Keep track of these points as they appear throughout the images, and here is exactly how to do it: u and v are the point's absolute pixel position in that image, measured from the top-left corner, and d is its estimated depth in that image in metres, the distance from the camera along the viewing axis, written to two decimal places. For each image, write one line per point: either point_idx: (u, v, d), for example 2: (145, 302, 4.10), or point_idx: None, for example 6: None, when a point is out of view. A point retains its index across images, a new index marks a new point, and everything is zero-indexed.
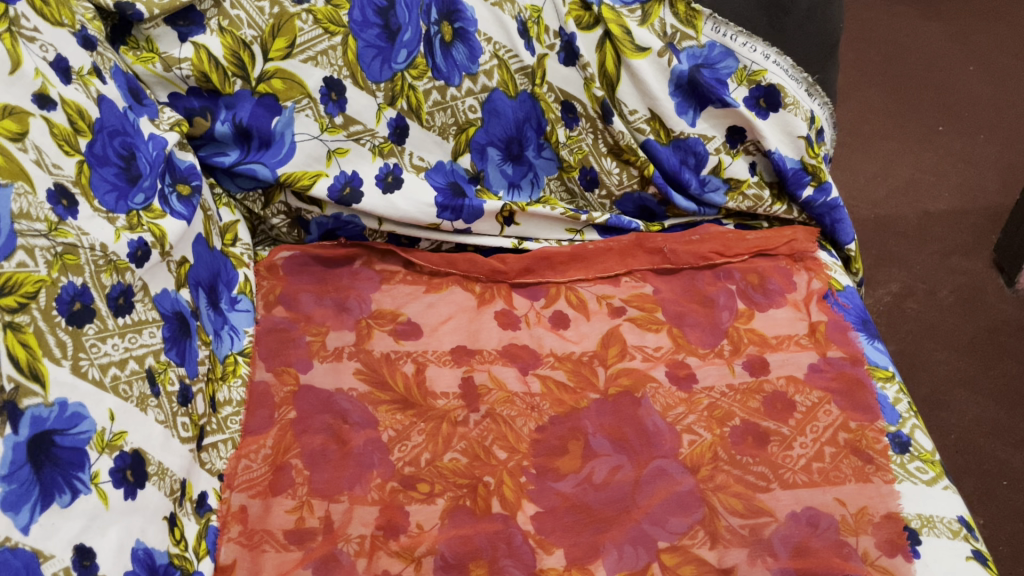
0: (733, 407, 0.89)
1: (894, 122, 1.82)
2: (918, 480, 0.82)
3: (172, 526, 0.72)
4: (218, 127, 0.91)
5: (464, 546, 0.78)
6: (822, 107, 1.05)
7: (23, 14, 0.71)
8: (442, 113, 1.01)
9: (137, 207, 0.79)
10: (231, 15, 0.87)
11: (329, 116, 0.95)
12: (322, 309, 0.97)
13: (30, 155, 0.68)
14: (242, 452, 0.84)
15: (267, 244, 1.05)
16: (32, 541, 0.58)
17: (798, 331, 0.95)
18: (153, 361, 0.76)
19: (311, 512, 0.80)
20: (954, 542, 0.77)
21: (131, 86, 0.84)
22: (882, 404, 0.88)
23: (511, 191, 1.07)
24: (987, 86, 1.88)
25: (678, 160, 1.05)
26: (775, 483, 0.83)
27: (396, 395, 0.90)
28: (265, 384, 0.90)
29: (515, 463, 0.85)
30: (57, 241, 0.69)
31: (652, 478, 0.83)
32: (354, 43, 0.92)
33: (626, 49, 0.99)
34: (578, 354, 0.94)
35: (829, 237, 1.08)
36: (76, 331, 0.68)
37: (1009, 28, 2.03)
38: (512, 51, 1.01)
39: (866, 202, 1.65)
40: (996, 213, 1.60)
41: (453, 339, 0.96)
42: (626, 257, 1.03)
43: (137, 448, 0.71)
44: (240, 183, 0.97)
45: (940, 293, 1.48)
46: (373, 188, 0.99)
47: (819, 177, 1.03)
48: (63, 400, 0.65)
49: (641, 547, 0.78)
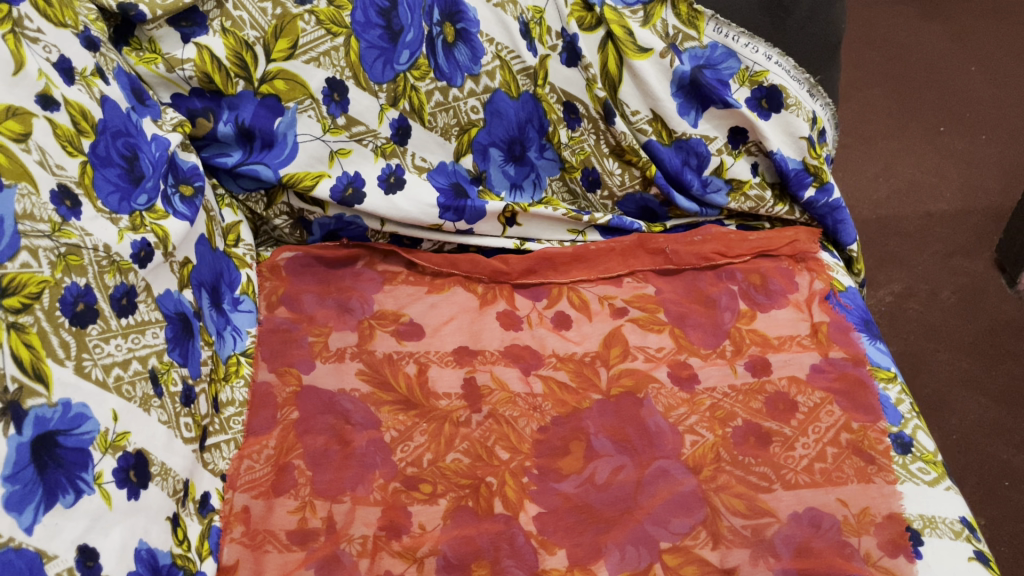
0: (735, 408, 0.89)
1: (896, 123, 1.82)
2: (920, 480, 0.82)
3: (175, 526, 0.72)
4: (221, 128, 0.91)
5: (466, 547, 0.78)
6: (824, 107, 1.05)
7: (26, 15, 0.71)
8: (444, 113, 1.01)
9: (140, 208, 0.79)
10: (234, 15, 0.87)
11: (332, 117, 0.95)
12: (325, 310, 0.97)
13: (34, 155, 0.68)
14: (245, 452, 0.85)
15: (269, 244, 1.05)
16: (36, 541, 0.59)
17: (800, 332, 0.95)
18: (157, 361, 0.76)
19: (314, 512, 0.80)
20: (956, 542, 0.77)
21: (134, 87, 0.84)
22: (885, 405, 0.88)
23: (513, 192, 1.07)
24: (989, 87, 1.88)
25: (680, 161, 1.05)
26: (777, 484, 0.83)
27: (398, 396, 0.90)
28: (267, 384, 0.90)
29: (518, 463, 0.85)
30: (61, 241, 0.69)
31: (655, 478, 0.83)
32: (357, 43, 0.92)
33: (628, 49, 0.99)
34: (581, 355, 0.94)
35: (832, 238, 1.08)
36: (80, 332, 0.68)
37: (1010, 28, 2.04)
38: (514, 52, 1.01)
39: (868, 203, 1.65)
40: (998, 214, 1.60)
41: (456, 339, 0.96)
42: (628, 258, 1.03)
43: (141, 448, 0.71)
44: (242, 184, 0.97)
45: (941, 294, 1.48)
46: (376, 189, 0.99)
47: (821, 178, 1.03)
48: (67, 400, 0.65)
49: (644, 547, 0.79)
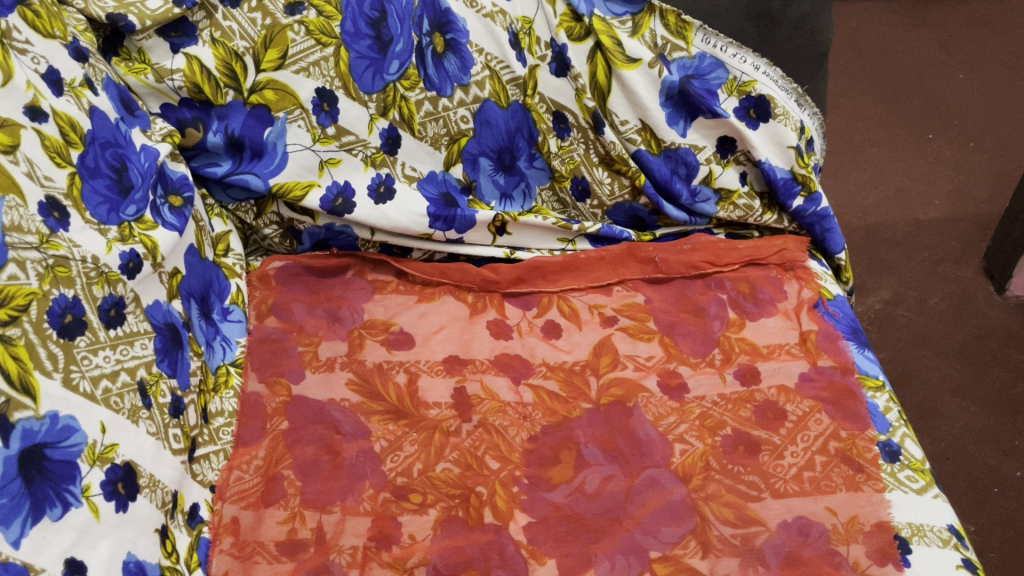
0: (724, 416, 0.89)
1: (884, 131, 1.83)
2: (908, 489, 0.82)
3: (163, 538, 0.72)
4: (210, 138, 0.92)
5: (456, 557, 0.79)
6: (811, 116, 1.06)
7: (15, 27, 0.71)
8: (434, 123, 1.01)
9: (129, 219, 0.79)
10: (224, 26, 0.87)
11: (321, 127, 0.95)
12: (315, 319, 0.97)
13: (22, 167, 0.69)
14: (234, 464, 0.84)
15: (260, 253, 1.05)
16: (23, 555, 0.58)
17: (789, 340, 0.96)
18: (145, 373, 0.76)
19: (304, 523, 0.80)
20: (943, 550, 0.77)
21: (123, 97, 0.84)
22: (872, 413, 0.88)
23: (503, 201, 1.08)
24: (976, 94, 1.90)
25: (669, 170, 1.05)
26: (766, 493, 0.83)
27: (388, 405, 0.90)
28: (257, 395, 0.90)
29: (508, 472, 0.85)
30: (49, 253, 0.69)
31: (645, 487, 0.84)
32: (346, 54, 0.93)
33: (617, 59, 0.98)
34: (570, 364, 0.94)
35: (820, 246, 1.09)
36: (68, 344, 0.68)
37: (997, 35, 2.06)
38: (504, 62, 1.01)
39: (857, 210, 1.67)
40: (986, 221, 1.62)
41: (446, 348, 0.96)
42: (618, 266, 1.04)
43: (129, 460, 0.71)
44: (232, 194, 0.97)
45: (930, 301, 1.49)
46: (366, 198, 0.99)
47: (810, 187, 1.04)
48: (55, 412, 0.65)
49: (634, 556, 0.79)
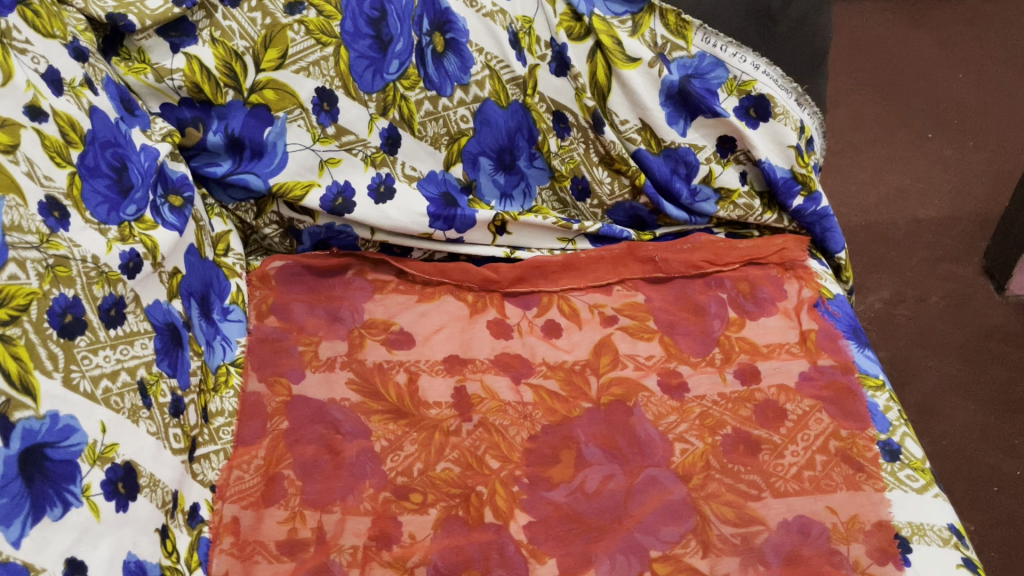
0: (725, 415, 0.89)
1: (883, 130, 1.83)
2: (908, 488, 0.82)
3: (163, 538, 0.72)
4: (211, 137, 0.92)
5: (456, 556, 0.79)
6: (811, 115, 1.06)
7: (14, 26, 0.71)
8: (434, 122, 1.01)
9: (129, 218, 0.79)
10: (223, 25, 0.87)
11: (321, 126, 0.95)
12: (315, 319, 0.97)
13: (22, 166, 0.69)
14: (234, 463, 0.84)
15: (259, 253, 1.05)
16: (23, 554, 0.58)
17: (789, 339, 0.96)
18: (145, 372, 0.76)
19: (304, 522, 0.80)
20: (944, 549, 0.77)
21: (123, 97, 0.84)
22: (872, 412, 0.88)
23: (503, 200, 1.08)
24: (976, 93, 1.90)
25: (669, 170, 1.05)
26: (766, 492, 0.83)
27: (388, 405, 0.90)
28: (257, 395, 0.90)
29: (509, 472, 0.85)
30: (49, 252, 0.69)
31: (645, 486, 0.84)
32: (346, 53, 0.93)
33: (617, 59, 0.98)
34: (571, 363, 0.94)
35: (820, 246, 1.09)
36: (68, 344, 0.68)
37: (997, 34, 2.06)
38: (503, 61, 1.01)
39: (857, 209, 1.67)
40: (985, 220, 1.62)
41: (446, 348, 0.96)
42: (618, 266, 1.04)
43: (129, 460, 0.70)
44: (232, 194, 0.97)
45: (929, 300, 1.49)
46: (366, 198, 0.99)
47: (810, 186, 1.04)
48: (55, 412, 0.64)
49: (634, 555, 0.79)
